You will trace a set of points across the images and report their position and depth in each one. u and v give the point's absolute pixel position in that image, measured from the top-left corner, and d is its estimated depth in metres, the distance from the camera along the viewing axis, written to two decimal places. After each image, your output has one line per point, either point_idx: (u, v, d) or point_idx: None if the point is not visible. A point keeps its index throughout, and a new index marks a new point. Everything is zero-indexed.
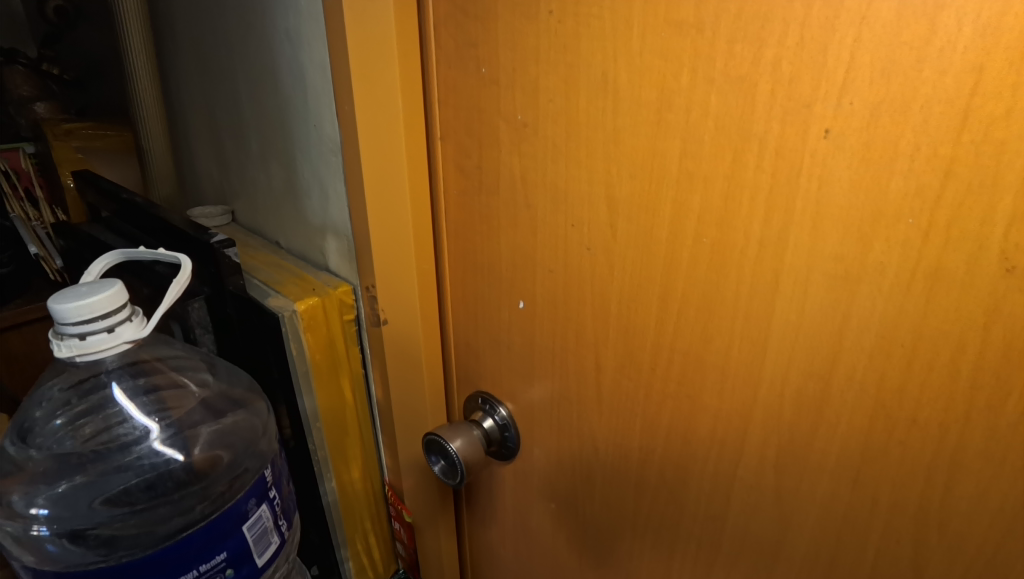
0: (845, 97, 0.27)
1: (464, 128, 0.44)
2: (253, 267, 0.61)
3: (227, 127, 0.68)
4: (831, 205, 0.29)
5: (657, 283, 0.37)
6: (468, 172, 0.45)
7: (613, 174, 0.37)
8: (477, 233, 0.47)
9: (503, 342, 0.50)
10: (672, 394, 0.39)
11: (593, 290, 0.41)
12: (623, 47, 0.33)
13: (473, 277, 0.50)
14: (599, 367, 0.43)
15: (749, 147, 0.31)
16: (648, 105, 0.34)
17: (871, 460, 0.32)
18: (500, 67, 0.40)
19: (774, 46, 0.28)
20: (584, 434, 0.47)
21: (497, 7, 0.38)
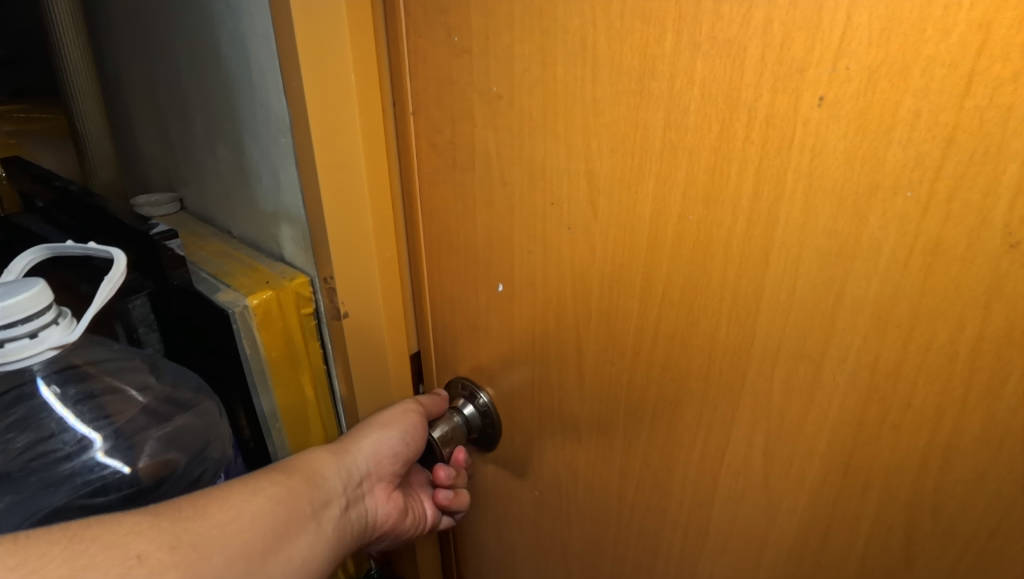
0: (841, 61, 0.25)
1: (434, 101, 0.41)
2: (202, 258, 0.58)
3: (168, 109, 0.64)
4: (824, 178, 0.27)
5: (641, 263, 0.35)
6: (440, 148, 0.43)
7: (593, 148, 0.34)
8: (452, 213, 0.45)
9: (481, 327, 0.48)
10: (657, 378, 0.38)
11: (573, 271, 0.39)
12: (602, 10, 0.31)
13: (449, 258, 0.47)
14: (581, 352, 0.42)
15: (737, 117, 0.29)
16: (629, 73, 0.31)
17: (863, 446, 0.31)
18: (472, 34, 0.37)
19: (765, 6, 0.26)
20: (567, 420, 0.45)
21: None
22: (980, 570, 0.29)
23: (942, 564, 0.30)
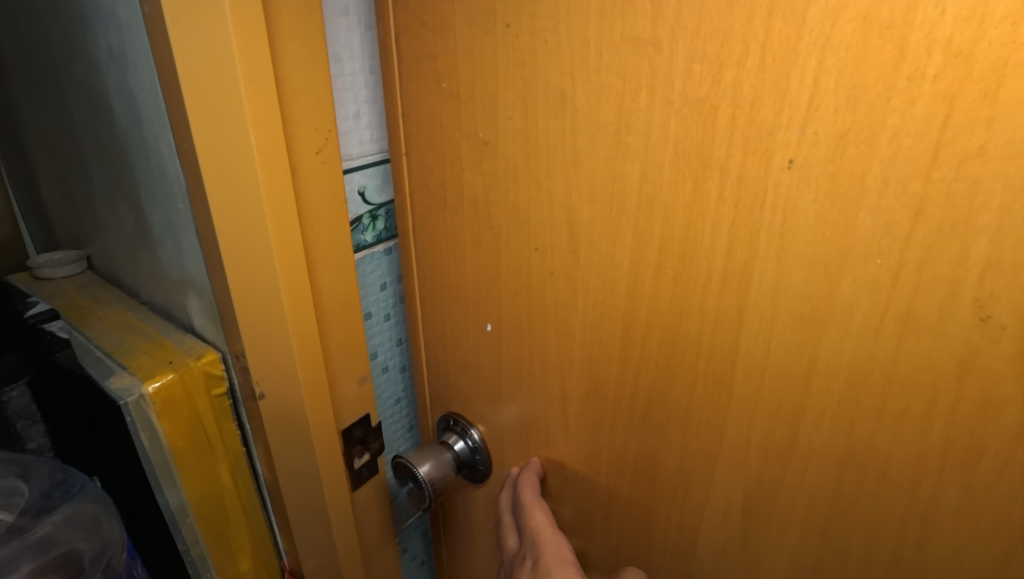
0: (809, 125, 0.25)
1: (425, 143, 0.42)
2: (101, 332, 0.51)
3: (68, 161, 0.57)
4: (795, 240, 0.27)
5: (621, 313, 0.35)
6: (431, 188, 0.43)
7: (574, 198, 0.34)
8: (443, 252, 0.45)
9: (472, 364, 0.48)
10: (637, 427, 0.37)
11: (558, 316, 0.39)
12: (580, 64, 0.31)
13: (442, 295, 0.47)
14: (568, 396, 0.41)
15: (710, 174, 0.28)
16: (607, 126, 0.31)
17: (840, 511, 0.30)
18: (460, 80, 0.37)
19: (734, 68, 0.26)
20: (554, 462, 0.45)
21: (454, 18, 0.35)
22: None
23: None
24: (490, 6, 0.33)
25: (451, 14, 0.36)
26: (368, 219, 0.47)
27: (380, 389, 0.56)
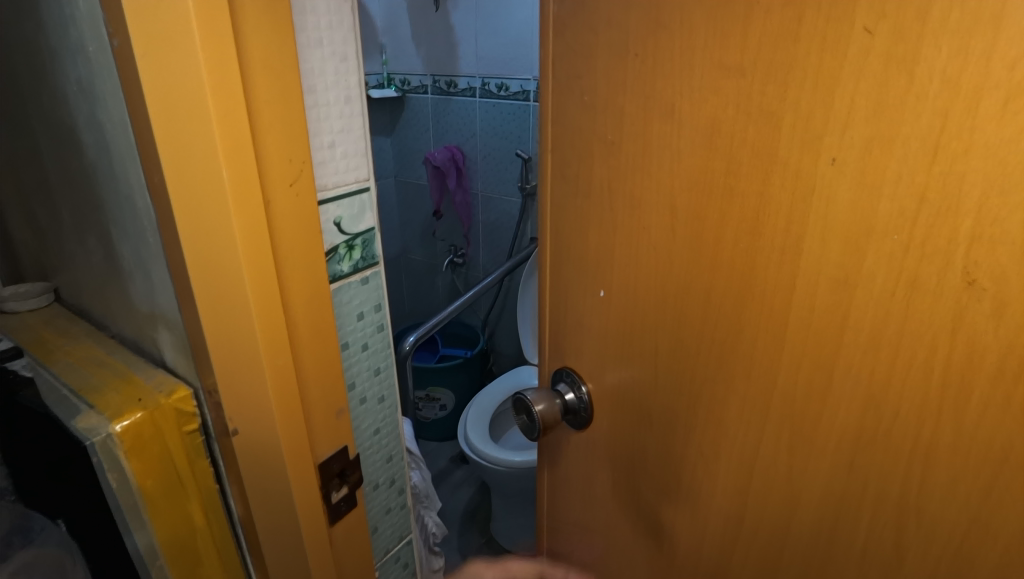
0: (847, 131, 0.33)
1: (567, 142, 0.51)
2: (67, 366, 0.58)
3: (37, 200, 0.67)
4: (835, 220, 0.35)
5: (703, 281, 0.43)
6: (567, 178, 0.52)
7: (674, 187, 0.43)
8: (572, 229, 0.54)
9: (586, 325, 0.56)
10: (709, 377, 0.45)
11: (653, 284, 0.47)
12: (687, 83, 0.40)
13: (567, 265, 0.56)
14: (664, 352, 0.48)
15: (775, 168, 0.37)
16: (701, 130, 0.40)
17: (863, 445, 0.37)
18: (598, 94, 0.47)
19: (796, 88, 0.34)
20: (644, 409, 0.52)
21: (597, 45, 0.45)
22: (952, 564, 0.35)
23: (923, 559, 0.36)
24: (624, 39, 0.43)
25: (595, 42, 0.45)
26: (344, 249, 0.50)
27: (361, 420, 0.59)
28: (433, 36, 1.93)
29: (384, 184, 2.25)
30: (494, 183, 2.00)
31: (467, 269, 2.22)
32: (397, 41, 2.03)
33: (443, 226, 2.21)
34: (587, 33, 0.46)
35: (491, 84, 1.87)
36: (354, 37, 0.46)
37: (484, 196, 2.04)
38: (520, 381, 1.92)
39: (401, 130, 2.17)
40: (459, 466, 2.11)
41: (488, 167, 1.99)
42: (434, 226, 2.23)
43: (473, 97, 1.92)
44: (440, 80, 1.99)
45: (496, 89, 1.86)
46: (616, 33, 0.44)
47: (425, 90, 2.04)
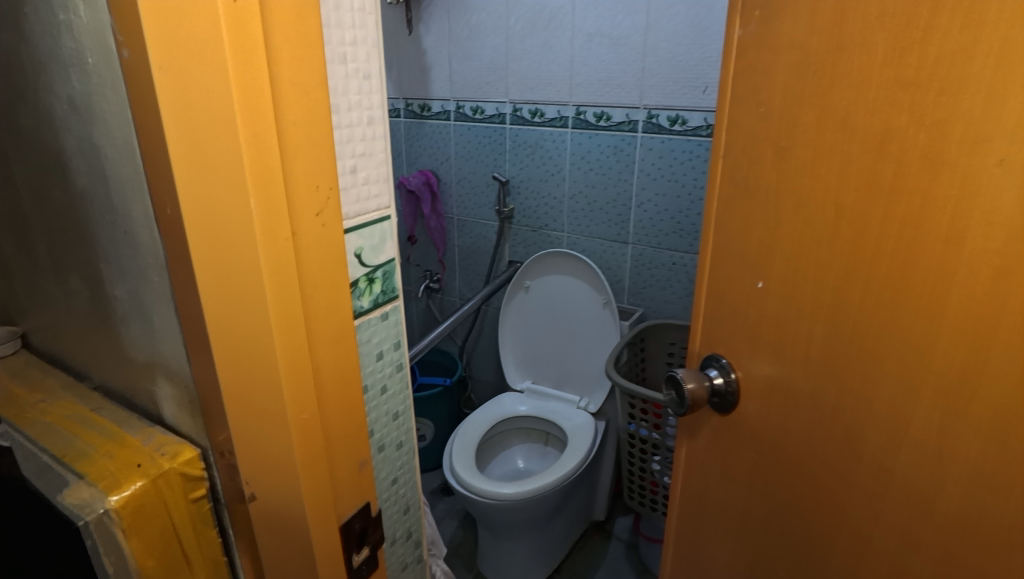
0: (1016, 137, 0.39)
1: (737, 150, 0.60)
2: (46, 430, 0.52)
3: (5, 239, 0.64)
4: (1000, 215, 0.40)
5: (863, 270, 0.50)
6: (737, 180, 0.61)
7: (842, 187, 0.51)
8: (733, 227, 0.62)
9: (739, 314, 0.63)
10: (862, 361, 0.51)
11: (812, 273, 0.55)
12: (862, 96, 0.48)
13: (726, 263, 0.64)
14: (809, 337, 0.56)
15: (944, 169, 0.43)
16: (875, 137, 0.48)
17: (1017, 419, 0.42)
18: (775, 106, 0.55)
19: (969, 99, 0.41)
20: (790, 393, 0.59)
21: (778, 66, 0.54)
22: None
23: None
24: (805, 59, 0.52)
25: (776, 63, 0.54)
26: (365, 282, 0.47)
27: (380, 469, 0.55)
28: (406, 61, 2.01)
29: None
30: (472, 208, 2.07)
31: (444, 294, 2.26)
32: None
33: (415, 251, 2.26)
34: (769, 55, 0.55)
35: (466, 107, 1.96)
36: (378, 54, 0.44)
37: (460, 220, 2.12)
38: (502, 409, 1.86)
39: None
40: (439, 499, 2.09)
41: (464, 192, 2.07)
42: (410, 251, 2.27)
43: (448, 120, 2.01)
44: (412, 105, 2.07)
45: (471, 112, 1.96)
46: (789, 56, 0.53)
47: (398, 113, 2.10)
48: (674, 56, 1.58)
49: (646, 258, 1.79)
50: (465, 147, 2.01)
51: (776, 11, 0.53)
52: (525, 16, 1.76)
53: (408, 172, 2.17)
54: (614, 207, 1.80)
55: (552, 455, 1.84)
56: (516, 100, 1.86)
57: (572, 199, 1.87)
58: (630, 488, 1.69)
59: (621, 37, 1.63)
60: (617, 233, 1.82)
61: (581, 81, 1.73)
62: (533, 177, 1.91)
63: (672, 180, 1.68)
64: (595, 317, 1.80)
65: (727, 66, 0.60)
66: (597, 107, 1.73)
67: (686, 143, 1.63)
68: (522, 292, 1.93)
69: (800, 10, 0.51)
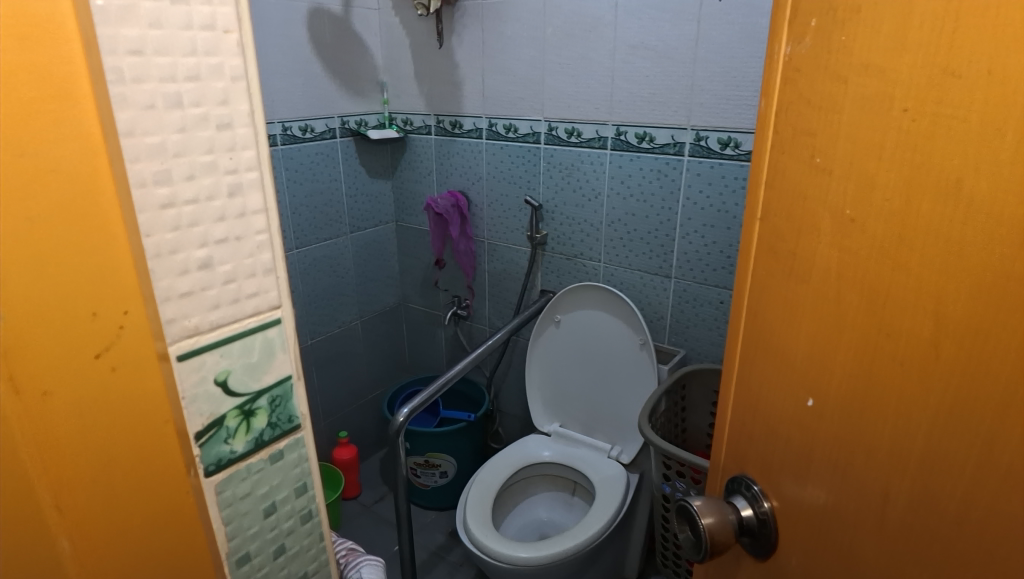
0: None
1: (783, 213, 0.46)
2: None
3: None
4: None
5: (981, 423, 0.35)
6: (779, 255, 0.47)
7: (950, 291, 0.35)
8: (776, 318, 0.48)
9: (781, 434, 0.50)
10: (978, 558, 0.37)
11: (895, 407, 0.40)
12: (987, 156, 0.33)
13: (761, 357, 0.51)
14: (878, 473, 0.42)
15: None
16: (1009, 223, 0.32)
17: None
18: (837, 159, 0.41)
19: None
20: (853, 560, 0.45)
21: (844, 101, 0.40)
22: None
23: None
24: (888, 93, 0.37)
25: (840, 96, 0.40)
26: (239, 429, 0.42)
27: None
28: (437, 76, 1.90)
29: (385, 231, 2.20)
30: (503, 232, 1.93)
31: (471, 321, 2.13)
32: (399, 82, 2.01)
33: (444, 274, 2.14)
34: (832, 85, 0.40)
35: (498, 125, 1.83)
36: (248, 87, 0.36)
37: (490, 244, 1.98)
38: (525, 454, 1.72)
39: (401, 174, 2.13)
40: (458, 542, 1.96)
41: (494, 215, 1.93)
42: (437, 275, 2.16)
43: (479, 138, 1.88)
44: (443, 122, 1.95)
45: (504, 131, 1.82)
46: (862, 86, 0.38)
47: (428, 131, 2.00)
48: (727, 72, 1.40)
49: (691, 294, 1.61)
50: (497, 167, 1.88)
51: (843, 25, 0.39)
52: (562, 27, 1.61)
53: (437, 192, 2.05)
54: (656, 237, 1.63)
55: (579, 507, 1.68)
56: (551, 118, 1.72)
57: (609, 227, 1.70)
58: (665, 554, 1.50)
59: (667, 50, 1.46)
60: (658, 266, 1.65)
61: (622, 99, 1.57)
62: (568, 202, 1.76)
63: (722, 210, 1.50)
64: (630, 359, 1.63)
65: (770, 100, 0.46)
66: (639, 127, 1.57)
67: (739, 169, 1.45)
68: (552, 326, 1.78)
69: (883, 23, 0.37)
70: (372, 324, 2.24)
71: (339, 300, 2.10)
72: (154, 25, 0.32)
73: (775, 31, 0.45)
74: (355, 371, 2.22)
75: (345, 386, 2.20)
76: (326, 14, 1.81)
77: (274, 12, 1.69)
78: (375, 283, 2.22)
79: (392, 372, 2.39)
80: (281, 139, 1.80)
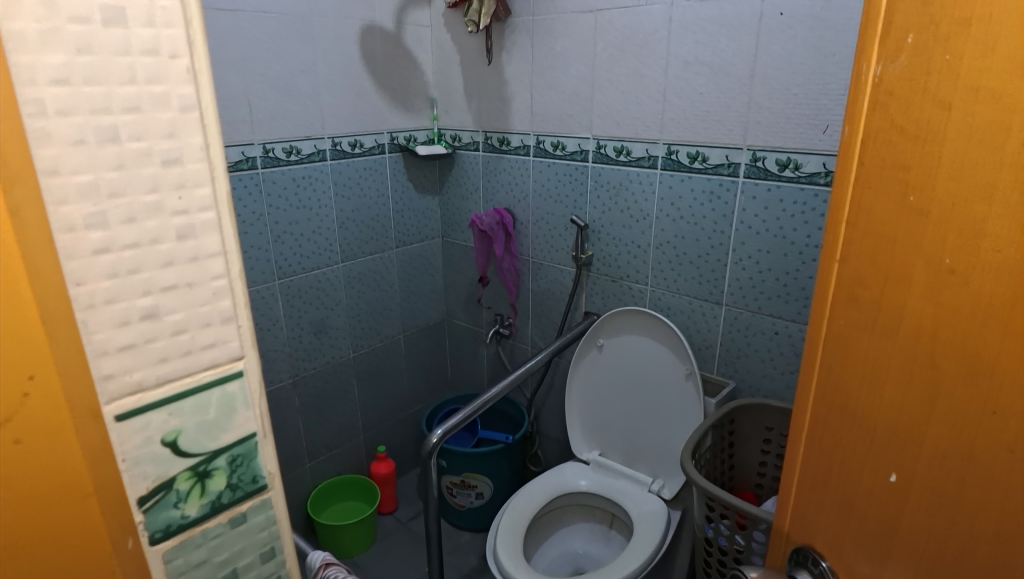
0: None
1: (870, 255, 0.44)
2: None
3: None
4: None
5: None
6: (862, 305, 0.46)
7: None
8: (856, 375, 0.47)
9: (862, 497, 0.49)
10: None
11: (993, 477, 0.41)
12: None
13: (837, 415, 0.49)
14: (969, 543, 0.43)
15: None
16: None
17: None
18: (938, 202, 0.40)
19: None
20: None
21: (948, 135, 0.39)
22: None
23: None
24: (1004, 129, 0.36)
25: (944, 130, 0.39)
26: (193, 491, 0.38)
27: None
28: (486, 92, 1.89)
29: (431, 246, 2.20)
30: (548, 251, 1.89)
31: (514, 340, 2.10)
32: (449, 98, 2.01)
33: (488, 292, 2.12)
34: (932, 114, 0.39)
35: (546, 142, 1.79)
36: (202, 118, 0.33)
37: (535, 263, 1.94)
38: (561, 482, 1.66)
39: (449, 190, 2.12)
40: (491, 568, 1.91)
41: (540, 234, 1.89)
42: (481, 292, 2.14)
43: (527, 155, 1.85)
44: (491, 138, 1.93)
45: (551, 148, 1.79)
46: (972, 123, 0.38)
47: (477, 147, 1.98)
48: (789, 88, 1.31)
49: (743, 323, 1.52)
50: (543, 185, 1.84)
51: (948, 53, 0.38)
52: (614, 43, 1.56)
53: (483, 208, 2.03)
54: (707, 261, 1.55)
55: (617, 542, 1.60)
56: (600, 135, 1.66)
57: (657, 249, 1.64)
58: None
59: (724, 66, 1.39)
60: (708, 292, 1.56)
61: (674, 116, 1.51)
62: (615, 222, 1.70)
63: (779, 235, 1.41)
64: (675, 389, 1.55)
65: (853, 131, 0.44)
66: (692, 146, 1.50)
67: (798, 192, 1.36)
68: (594, 350, 1.71)
69: (999, 52, 0.36)
70: (415, 339, 2.24)
71: (383, 314, 2.10)
72: (83, 50, 0.28)
73: (863, 52, 0.43)
74: (397, 385, 2.22)
75: (387, 401, 2.20)
76: (379, 31, 1.83)
77: (328, 28, 1.71)
78: (420, 298, 2.21)
79: (434, 388, 2.37)
80: (331, 154, 1.81)
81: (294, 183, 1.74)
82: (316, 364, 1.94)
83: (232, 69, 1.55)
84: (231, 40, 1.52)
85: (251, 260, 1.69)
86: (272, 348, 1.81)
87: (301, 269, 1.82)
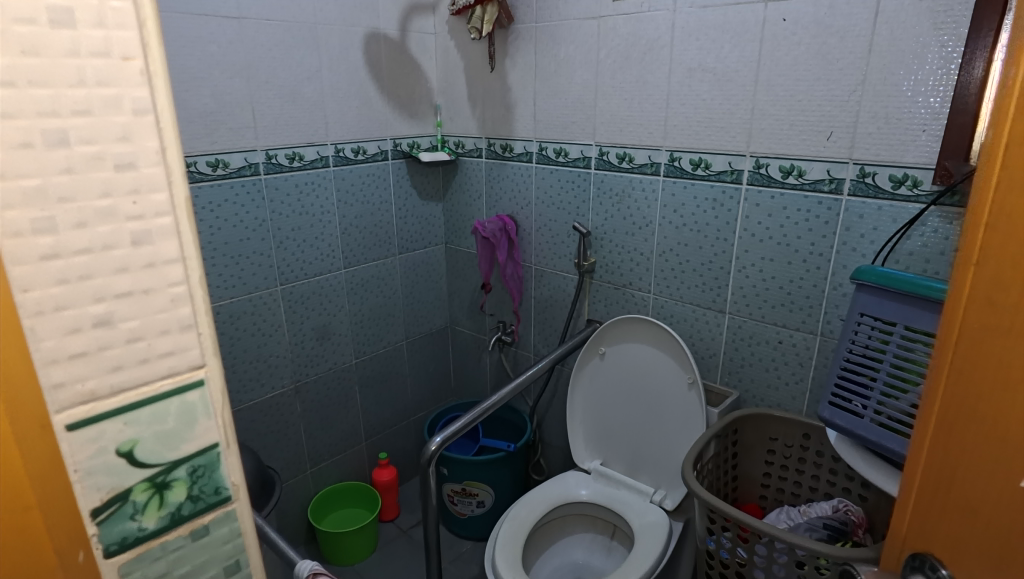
0: None
1: (1016, 255, 0.37)
2: None
3: None
4: None
5: None
6: (1007, 314, 0.38)
7: None
8: (993, 398, 0.39)
9: (997, 545, 0.40)
10: None
11: None
12: None
13: (969, 447, 0.41)
14: None
15: None
16: None
17: None
18: None
19: None
20: None
21: None
22: None
23: None
24: None
25: None
26: (151, 502, 0.37)
27: None
28: (490, 99, 1.89)
29: (434, 252, 2.20)
30: (551, 258, 1.88)
31: (517, 347, 2.08)
32: (453, 106, 2.01)
33: (491, 299, 2.11)
34: None
35: (549, 149, 1.79)
36: (157, 122, 0.32)
37: (538, 270, 1.93)
38: (562, 492, 1.64)
39: (453, 197, 2.13)
40: None
41: (543, 241, 1.89)
42: (484, 299, 2.13)
43: (530, 162, 1.85)
44: (494, 145, 1.93)
45: (554, 155, 1.78)
46: None
47: (480, 153, 1.98)
48: (793, 95, 1.30)
49: (746, 331, 1.50)
50: (546, 192, 1.83)
51: None
52: (617, 50, 1.56)
53: (486, 215, 2.03)
54: (710, 269, 1.53)
55: (618, 553, 1.58)
56: (603, 142, 1.66)
57: (660, 257, 1.62)
58: None
59: (727, 72, 1.38)
60: (712, 300, 1.55)
61: (677, 123, 1.50)
62: (618, 229, 1.69)
63: (783, 243, 1.39)
64: (678, 399, 1.53)
65: (1000, 119, 0.38)
66: (695, 153, 1.49)
67: (802, 200, 1.34)
68: (597, 358, 1.70)
69: None
70: (418, 346, 2.23)
71: (386, 320, 2.10)
72: (28, 51, 0.28)
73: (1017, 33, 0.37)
74: (400, 392, 2.21)
75: (389, 407, 2.19)
76: (383, 38, 1.84)
77: (332, 36, 1.72)
78: (423, 304, 2.21)
79: (437, 395, 2.37)
80: (334, 160, 1.82)
81: (298, 189, 1.75)
82: (318, 370, 1.94)
83: (238, 76, 1.55)
84: (237, 47, 1.53)
85: (255, 266, 1.70)
86: (275, 354, 1.81)
87: (304, 275, 1.82)
